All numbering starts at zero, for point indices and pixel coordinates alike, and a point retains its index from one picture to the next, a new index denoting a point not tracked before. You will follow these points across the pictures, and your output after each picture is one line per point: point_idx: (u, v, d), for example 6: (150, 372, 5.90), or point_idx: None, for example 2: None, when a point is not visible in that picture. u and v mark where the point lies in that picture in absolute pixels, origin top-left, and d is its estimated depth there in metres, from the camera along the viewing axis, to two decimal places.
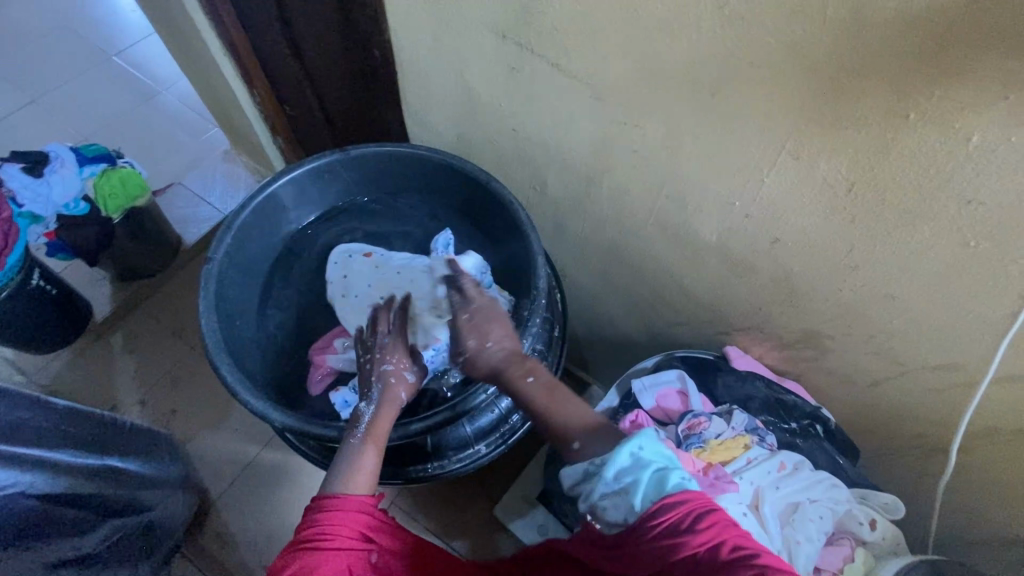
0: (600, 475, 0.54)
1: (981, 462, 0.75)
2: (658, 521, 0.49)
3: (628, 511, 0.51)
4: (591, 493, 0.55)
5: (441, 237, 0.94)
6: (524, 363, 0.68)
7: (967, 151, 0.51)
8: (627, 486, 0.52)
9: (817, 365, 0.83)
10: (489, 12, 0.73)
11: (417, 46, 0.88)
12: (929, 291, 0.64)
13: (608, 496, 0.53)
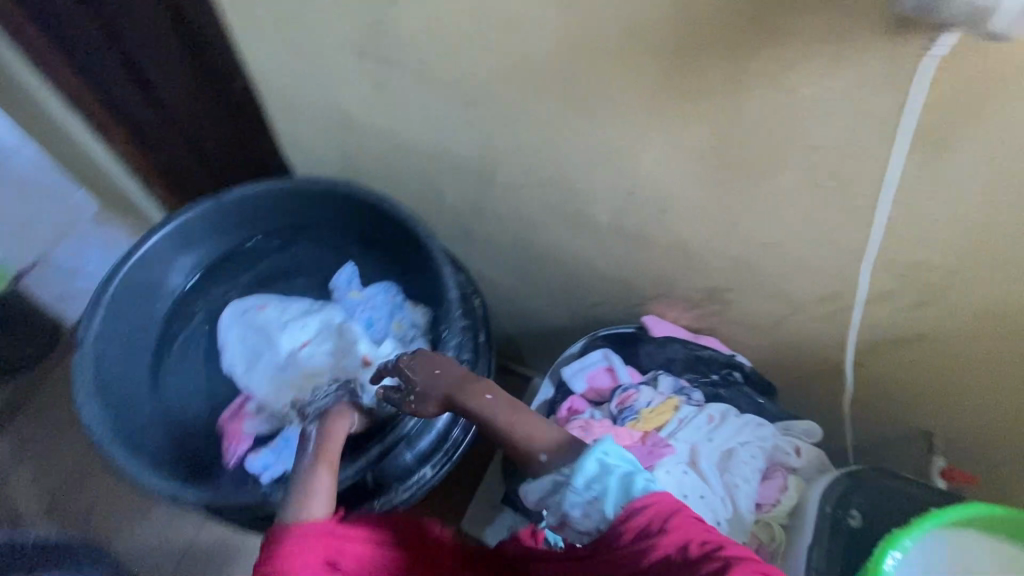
0: (571, 485, 0.56)
1: (877, 373, 0.83)
2: (622, 535, 0.51)
3: (600, 517, 0.54)
4: (559, 502, 0.57)
5: (342, 274, 0.95)
6: (477, 381, 0.67)
7: (802, 102, 0.55)
8: (598, 493, 0.54)
9: (725, 316, 0.88)
10: (343, 30, 0.71)
11: (278, 75, 0.84)
12: (801, 233, 0.69)
13: (578, 507, 0.56)
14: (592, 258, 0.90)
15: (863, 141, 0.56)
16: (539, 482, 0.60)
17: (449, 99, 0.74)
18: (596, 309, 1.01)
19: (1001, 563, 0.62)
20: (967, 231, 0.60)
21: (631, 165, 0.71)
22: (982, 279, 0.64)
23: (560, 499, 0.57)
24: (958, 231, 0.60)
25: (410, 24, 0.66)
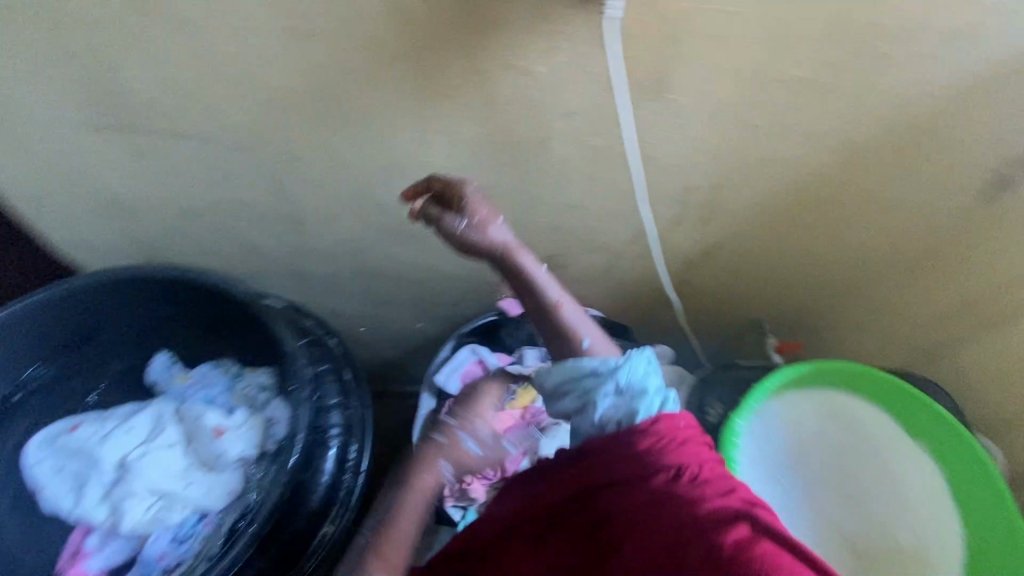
0: (613, 375, 0.53)
1: (700, 290, 0.95)
2: (640, 438, 0.49)
3: (626, 416, 0.51)
4: (584, 393, 0.54)
5: (156, 363, 0.90)
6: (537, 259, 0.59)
7: (541, 78, 0.62)
8: (637, 393, 0.52)
9: (566, 281, 0.95)
10: (86, 104, 0.67)
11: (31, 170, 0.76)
12: (592, 191, 0.77)
13: (603, 410, 0.53)
14: (433, 264, 0.92)
15: (603, 100, 0.64)
16: (575, 364, 0.55)
17: (229, 147, 0.72)
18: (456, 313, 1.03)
19: (809, 406, 0.74)
20: (708, 154, 0.70)
21: (427, 169, 0.74)
22: (738, 190, 0.75)
23: (590, 390, 0.54)
24: (701, 156, 0.70)
25: (157, 84, 0.65)
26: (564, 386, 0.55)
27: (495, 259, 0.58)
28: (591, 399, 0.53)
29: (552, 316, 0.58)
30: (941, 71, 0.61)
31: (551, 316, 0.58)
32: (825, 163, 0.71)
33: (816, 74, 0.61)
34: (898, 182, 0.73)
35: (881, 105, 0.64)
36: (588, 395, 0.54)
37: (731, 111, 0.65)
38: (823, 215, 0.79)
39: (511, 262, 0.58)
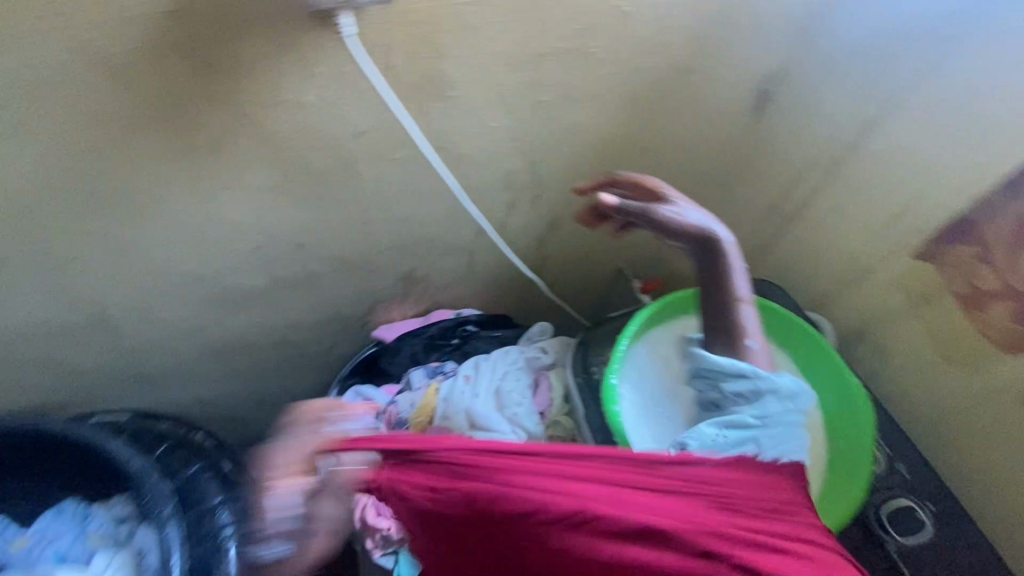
0: (729, 391, 0.58)
1: (554, 252, 1.01)
2: (755, 491, 0.53)
3: (738, 416, 0.56)
4: (715, 382, 0.59)
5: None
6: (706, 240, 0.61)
7: (318, 107, 0.60)
8: (754, 404, 0.57)
9: (431, 285, 0.96)
10: None
11: None
12: (418, 198, 0.77)
13: (742, 396, 0.57)
14: (286, 313, 0.87)
15: (384, 112, 0.63)
16: (711, 356, 0.59)
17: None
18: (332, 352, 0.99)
19: (671, 336, 0.80)
20: (508, 134, 0.73)
21: (237, 221, 0.70)
22: (551, 160, 0.80)
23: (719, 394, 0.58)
24: (503, 137, 0.73)
25: None
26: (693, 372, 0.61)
27: (699, 246, 0.61)
28: (721, 386, 0.58)
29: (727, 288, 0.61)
30: (678, 13, 0.66)
31: (729, 311, 0.60)
32: (615, 115, 0.77)
33: (573, 42, 0.64)
34: (682, 116, 0.80)
35: (640, 54, 0.69)
36: (725, 411, 0.58)
37: (511, 93, 0.67)
38: (632, 161, 0.85)
39: (721, 251, 0.61)
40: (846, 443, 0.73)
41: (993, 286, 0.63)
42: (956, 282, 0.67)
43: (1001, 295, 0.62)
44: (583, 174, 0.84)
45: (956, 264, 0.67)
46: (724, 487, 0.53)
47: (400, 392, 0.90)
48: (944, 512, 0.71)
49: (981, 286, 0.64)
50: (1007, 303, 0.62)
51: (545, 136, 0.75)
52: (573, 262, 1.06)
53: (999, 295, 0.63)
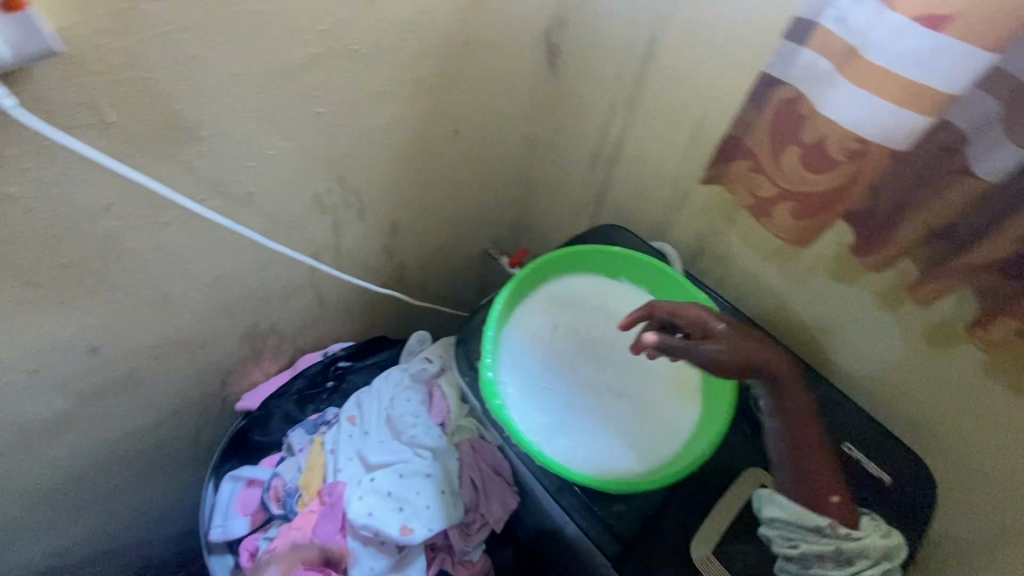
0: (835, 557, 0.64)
1: (408, 257, 0.97)
2: None
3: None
4: (791, 534, 0.66)
5: None
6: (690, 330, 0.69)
7: (38, 201, 0.50)
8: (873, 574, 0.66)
9: (287, 334, 0.89)
10: None
11: None
12: (225, 257, 0.69)
13: (825, 556, 0.64)
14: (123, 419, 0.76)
15: (133, 181, 0.54)
16: (790, 509, 0.66)
17: None
18: (204, 430, 0.90)
19: (535, 310, 0.79)
20: (300, 157, 0.66)
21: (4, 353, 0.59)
22: (359, 174, 0.75)
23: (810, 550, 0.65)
24: (295, 162, 0.66)
25: None
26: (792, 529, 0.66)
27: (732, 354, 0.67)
28: (804, 544, 0.65)
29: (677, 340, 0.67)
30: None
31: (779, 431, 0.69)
32: (411, 105, 0.72)
33: (324, 44, 0.57)
34: (480, 85, 0.79)
35: (408, 39, 0.64)
36: (807, 567, 0.65)
37: (280, 114, 0.60)
38: (448, 140, 0.83)
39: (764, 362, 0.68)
40: None
41: (768, 192, 0.57)
42: (736, 193, 0.61)
43: (778, 199, 0.57)
44: (404, 170, 0.81)
45: (733, 178, 0.61)
46: None
47: (282, 460, 0.83)
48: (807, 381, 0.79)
49: (759, 195, 0.58)
50: (783, 206, 0.57)
51: (344, 147, 0.70)
52: (434, 258, 1.03)
53: (777, 200, 0.57)
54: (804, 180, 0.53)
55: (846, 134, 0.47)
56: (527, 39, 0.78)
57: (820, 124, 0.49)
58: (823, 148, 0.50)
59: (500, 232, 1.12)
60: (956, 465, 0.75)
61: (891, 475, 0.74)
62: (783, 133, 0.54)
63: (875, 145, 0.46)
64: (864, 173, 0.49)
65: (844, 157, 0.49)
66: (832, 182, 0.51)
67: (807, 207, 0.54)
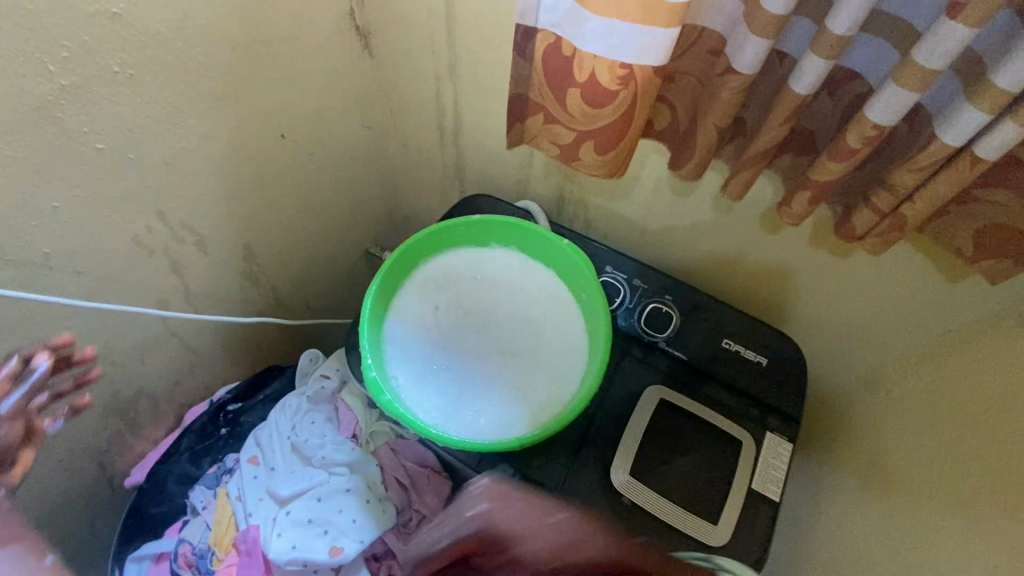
0: None
1: (279, 278, 0.93)
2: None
3: None
4: None
5: None
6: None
7: None
8: None
9: (163, 394, 0.82)
10: None
11: None
12: (49, 329, 0.62)
13: None
14: None
15: None
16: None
17: None
18: (98, 517, 0.82)
19: (412, 298, 0.78)
20: (104, 199, 0.60)
21: None
22: (185, 202, 0.69)
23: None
24: (98, 206, 0.60)
25: None
26: None
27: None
28: None
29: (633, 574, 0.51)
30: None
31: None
32: (221, 117, 0.68)
33: (78, 70, 0.51)
34: (295, 82, 0.75)
35: (186, 47, 0.59)
36: None
37: (52, 157, 0.54)
38: (282, 146, 0.79)
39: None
40: (583, 292, 0.78)
41: (569, 137, 0.59)
42: (545, 147, 0.64)
43: (579, 141, 0.59)
44: (240, 187, 0.76)
45: (538, 132, 0.64)
46: None
47: (187, 524, 0.79)
48: (680, 295, 0.86)
49: (564, 142, 0.61)
50: (585, 144, 0.59)
51: (155, 178, 0.64)
52: (312, 272, 0.99)
53: (578, 142, 0.59)
54: (592, 117, 0.55)
55: (610, 63, 0.49)
56: (331, 25, 0.75)
57: (587, 60, 0.51)
58: (596, 82, 0.52)
59: (374, 229, 1.09)
60: (815, 327, 0.85)
61: (766, 357, 0.82)
62: (562, 76, 0.55)
63: (637, 67, 0.48)
64: (637, 97, 0.51)
65: (617, 85, 0.50)
66: (614, 112, 0.53)
67: (604, 141, 0.57)
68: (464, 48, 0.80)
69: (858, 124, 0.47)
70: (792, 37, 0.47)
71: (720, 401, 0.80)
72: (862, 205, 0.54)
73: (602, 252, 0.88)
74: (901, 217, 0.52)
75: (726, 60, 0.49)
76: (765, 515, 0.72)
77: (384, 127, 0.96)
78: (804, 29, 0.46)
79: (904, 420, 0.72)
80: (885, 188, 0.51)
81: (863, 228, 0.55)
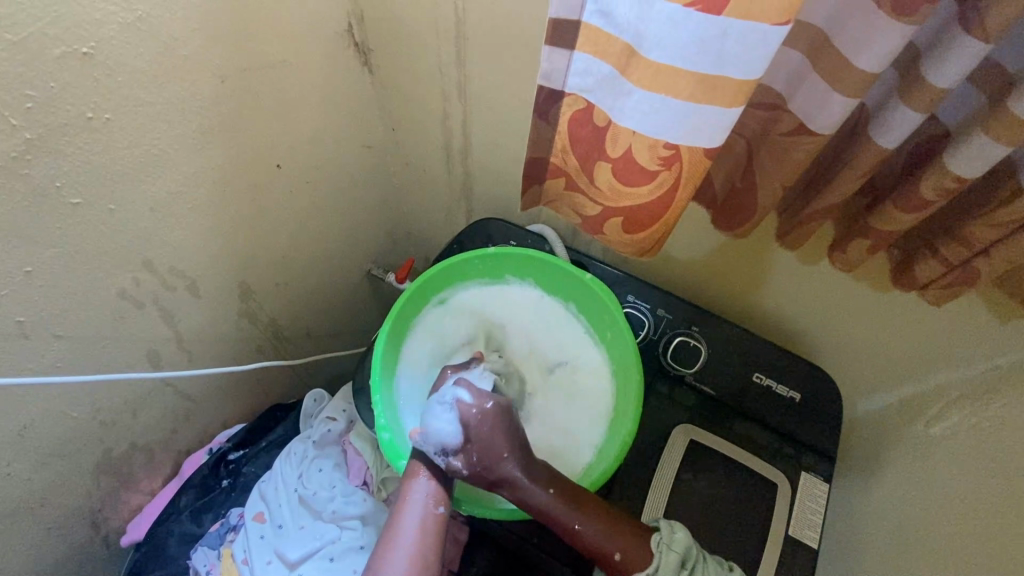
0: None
1: (280, 313, 0.87)
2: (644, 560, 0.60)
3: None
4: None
5: None
6: (610, 553, 0.60)
7: None
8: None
9: (159, 446, 0.77)
10: None
11: None
12: (31, 397, 0.56)
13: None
14: None
15: None
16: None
17: None
18: None
19: (427, 336, 0.74)
20: (84, 255, 0.54)
21: None
22: (178, 244, 0.63)
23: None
24: (78, 264, 0.54)
25: None
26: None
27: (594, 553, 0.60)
28: None
29: (592, 545, 0.60)
30: (176, 14, 0.49)
31: (595, 540, 0.60)
32: (211, 154, 0.61)
33: (45, 119, 0.45)
34: (294, 109, 0.69)
35: (171, 82, 0.53)
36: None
37: (22, 216, 0.47)
38: (278, 176, 0.73)
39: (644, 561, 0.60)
40: (609, 331, 0.73)
41: (594, 209, 0.55)
42: (565, 211, 0.60)
43: (604, 216, 0.55)
44: (235, 223, 0.70)
45: (558, 195, 0.58)
46: (596, 550, 0.60)
47: None
48: (706, 326, 0.81)
49: (589, 214, 0.56)
50: (611, 221, 0.54)
51: (138, 227, 0.58)
52: (313, 301, 0.93)
53: (604, 216, 0.54)
54: (624, 194, 0.50)
55: (651, 141, 0.45)
56: (327, 43, 0.68)
57: (624, 136, 0.46)
58: (632, 159, 0.47)
59: (376, 252, 1.03)
60: (849, 357, 0.80)
61: (799, 393, 0.77)
62: (591, 146, 0.50)
63: (686, 148, 0.44)
64: (680, 180, 0.46)
65: (657, 165, 0.46)
66: (653, 192, 0.48)
67: (636, 222, 0.52)
68: (475, 68, 0.74)
69: (938, 176, 0.42)
70: (875, 88, 0.43)
71: (754, 440, 0.76)
72: (928, 255, 0.50)
73: (623, 280, 0.83)
74: (973, 271, 0.48)
75: (793, 119, 0.45)
76: (804, 565, 0.68)
77: (385, 146, 0.90)
78: (888, 79, 0.43)
79: (945, 463, 0.68)
80: (956, 239, 0.47)
81: (927, 277, 0.51)
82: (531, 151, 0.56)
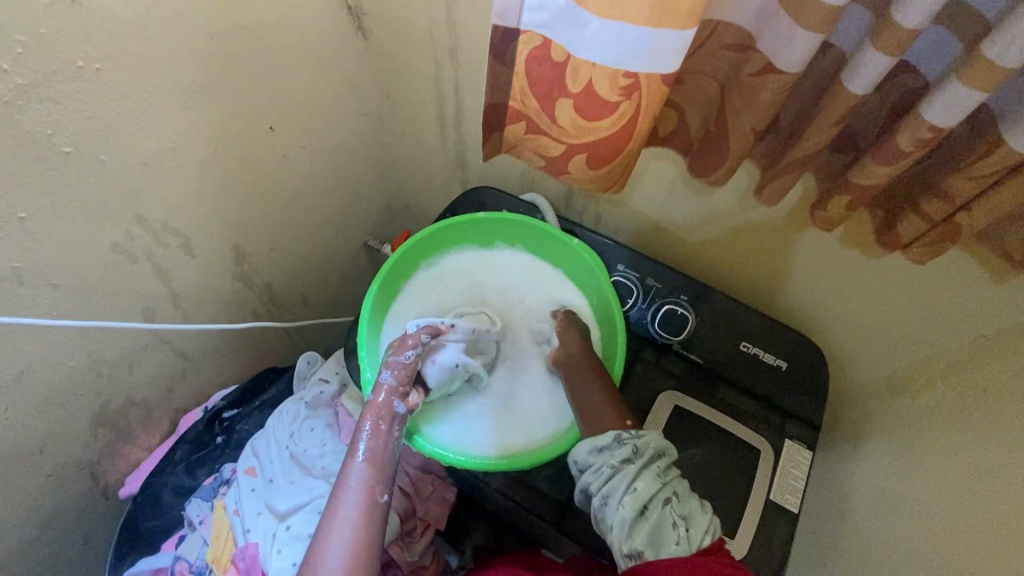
0: (643, 458, 0.55)
1: (276, 278, 0.88)
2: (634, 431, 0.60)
3: (645, 458, 0.54)
4: (646, 479, 0.53)
5: None
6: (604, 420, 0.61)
7: None
8: (638, 454, 0.55)
9: (157, 402, 0.79)
10: None
11: None
12: (28, 342, 0.58)
13: (655, 487, 0.52)
14: None
15: None
16: (690, 513, 0.52)
17: None
18: (93, 527, 0.80)
19: (415, 298, 0.75)
20: (75, 206, 0.55)
21: None
22: (171, 200, 0.64)
23: (652, 482, 0.53)
24: (73, 214, 0.55)
25: None
26: (638, 449, 0.55)
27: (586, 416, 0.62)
28: (648, 476, 0.53)
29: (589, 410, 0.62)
30: None
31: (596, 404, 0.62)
32: (202, 111, 0.62)
33: (35, 65, 0.46)
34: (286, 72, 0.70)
35: (160, 36, 0.53)
36: (650, 471, 0.54)
37: (18, 161, 0.49)
38: (271, 138, 0.74)
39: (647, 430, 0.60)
40: (595, 295, 0.74)
41: (558, 150, 0.57)
42: (526, 155, 0.61)
43: (569, 156, 0.56)
44: (229, 183, 0.71)
45: (519, 141, 0.60)
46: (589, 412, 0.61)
47: (183, 540, 0.79)
48: (696, 294, 0.81)
49: (551, 153, 0.58)
50: (575, 159, 0.56)
51: (129, 181, 0.59)
52: (309, 267, 0.94)
53: (568, 155, 0.56)
54: (586, 129, 0.52)
55: (611, 72, 0.46)
56: (318, 3, 0.68)
57: (584, 69, 0.47)
58: (595, 93, 0.48)
59: (373, 221, 1.04)
60: (839, 327, 0.80)
61: (786, 361, 0.78)
62: (551, 83, 0.51)
63: (645, 76, 0.45)
64: (642, 109, 0.48)
65: (618, 96, 0.48)
66: (613, 125, 0.50)
67: (598, 155, 0.54)
68: (466, 33, 0.74)
69: (913, 126, 0.42)
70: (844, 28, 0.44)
71: (740, 407, 0.76)
72: (911, 213, 0.50)
73: (612, 249, 0.83)
74: (954, 226, 0.48)
75: (760, 58, 0.46)
76: (784, 527, 0.69)
77: (380, 113, 0.90)
78: (856, 18, 0.43)
79: (929, 430, 0.68)
80: (938, 195, 0.47)
81: (911, 236, 0.51)
82: (489, 97, 0.57)
